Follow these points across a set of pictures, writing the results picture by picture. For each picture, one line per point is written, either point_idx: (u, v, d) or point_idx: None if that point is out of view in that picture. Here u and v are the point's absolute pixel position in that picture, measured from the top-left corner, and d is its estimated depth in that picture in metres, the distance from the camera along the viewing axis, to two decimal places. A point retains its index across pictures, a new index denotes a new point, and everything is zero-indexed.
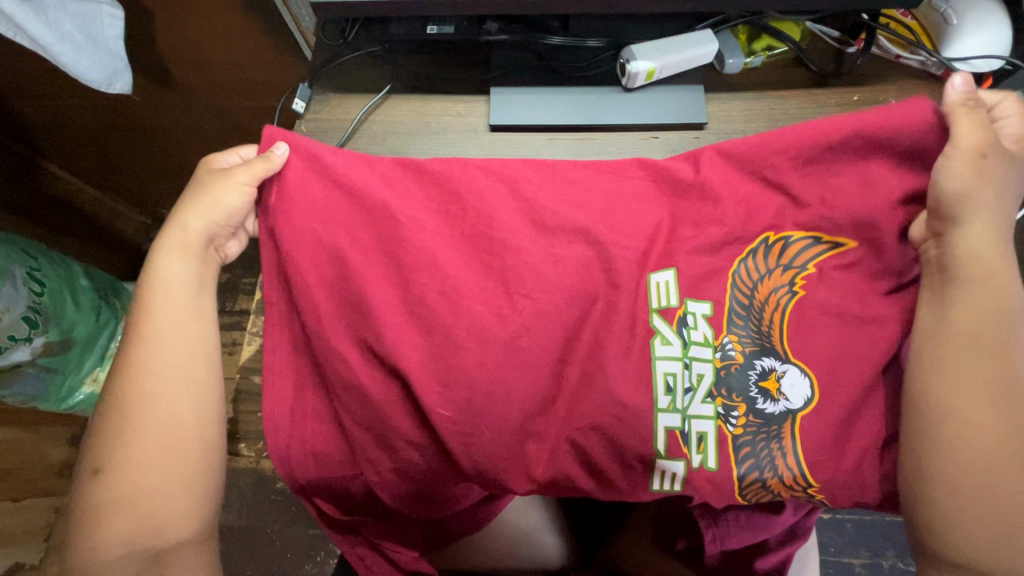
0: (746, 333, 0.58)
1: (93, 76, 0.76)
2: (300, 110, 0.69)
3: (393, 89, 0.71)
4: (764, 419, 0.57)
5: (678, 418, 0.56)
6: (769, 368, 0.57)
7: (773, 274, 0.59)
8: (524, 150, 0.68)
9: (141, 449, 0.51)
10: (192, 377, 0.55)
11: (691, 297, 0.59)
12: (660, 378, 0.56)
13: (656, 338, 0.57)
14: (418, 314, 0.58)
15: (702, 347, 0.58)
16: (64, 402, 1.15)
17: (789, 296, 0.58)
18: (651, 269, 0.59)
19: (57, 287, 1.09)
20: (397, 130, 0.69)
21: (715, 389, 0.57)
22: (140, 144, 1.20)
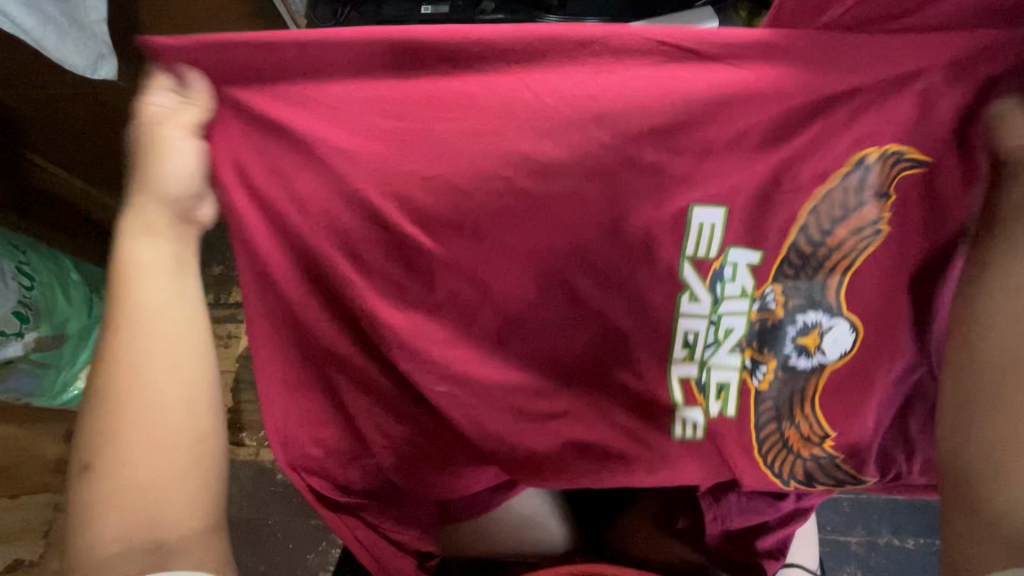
0: (794, 285, 0.55)
1: (77, 62, 0.74)
2: None
3: None
4: (789, 373, 0.58)
5: (692, 368, 0.58)
6: (813, 324, 0.56)
7: (839, 222, 0.52)
8: None
9: (131, 439, 0.45)
10: (178, 359, 0.48)
11: (737, 246, 0.54)
12: (681, 334, 0.57)
13: (684, 293, 0.56)
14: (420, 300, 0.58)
15: (739, 300, 0.56)
16: (58, 398, 1.14)
17: (863, 245, 0.53)
18: (697, 207, 0.52)
19: (46, 282, 1.07)
20: None
21: (747, 342, 0.57)
22: (128, 135, 1.17)
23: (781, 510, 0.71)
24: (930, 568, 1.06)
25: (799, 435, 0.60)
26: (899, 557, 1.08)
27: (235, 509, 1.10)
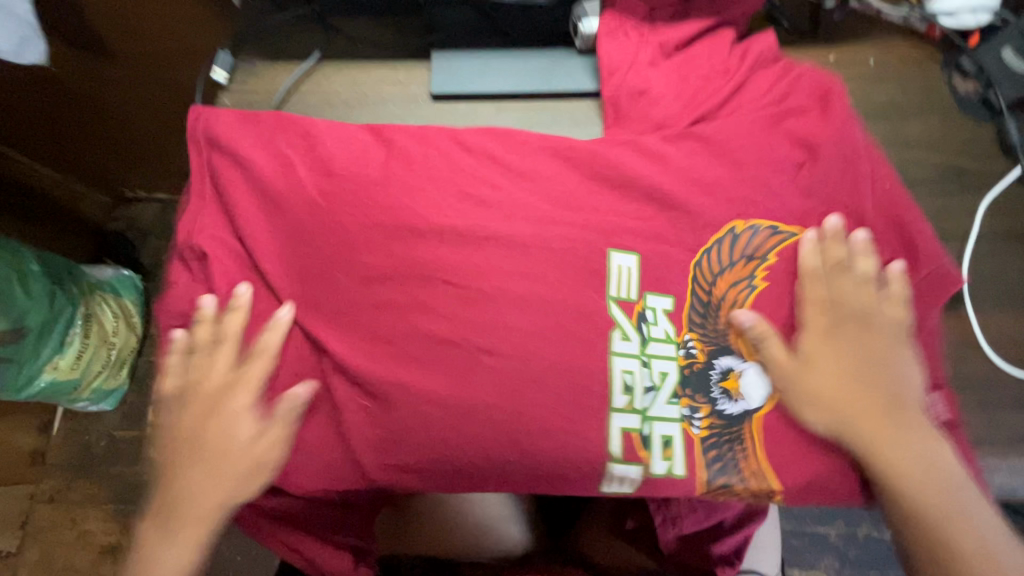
0: (705, 332, 0.54)
1: (1, 46, 0.68)
2: (221, 80, 0.61)
3: (322, 56, 0.63)
4: (727, 421, 0.53)
5: (634, 418, 0.51)
6: (730, 368, 0.53)
7: (737, 268, 0.54)
8: (474, 122, 0.61)
9: (180, 524, 0.50)
10: (254, 467, 0.50)
11: (653, 292, 0.54)
12: (617, 377, 0.51)
13: (615, 331, 0.52)
14: (356, 308, 0.53)
15: (663, 345, 0.53)
16: (22, 392, 1.12)
17: (749, 290, 0.54)
18: (614, 252, 0.54)
19: (3, 274, 1.02)
20: (331, 102, 0.62)
21: (681, 390, 0.53)
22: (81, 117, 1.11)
23: (732, 508, 0.70)
24: None
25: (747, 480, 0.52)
26: (877, 549, 1.07)
27: None
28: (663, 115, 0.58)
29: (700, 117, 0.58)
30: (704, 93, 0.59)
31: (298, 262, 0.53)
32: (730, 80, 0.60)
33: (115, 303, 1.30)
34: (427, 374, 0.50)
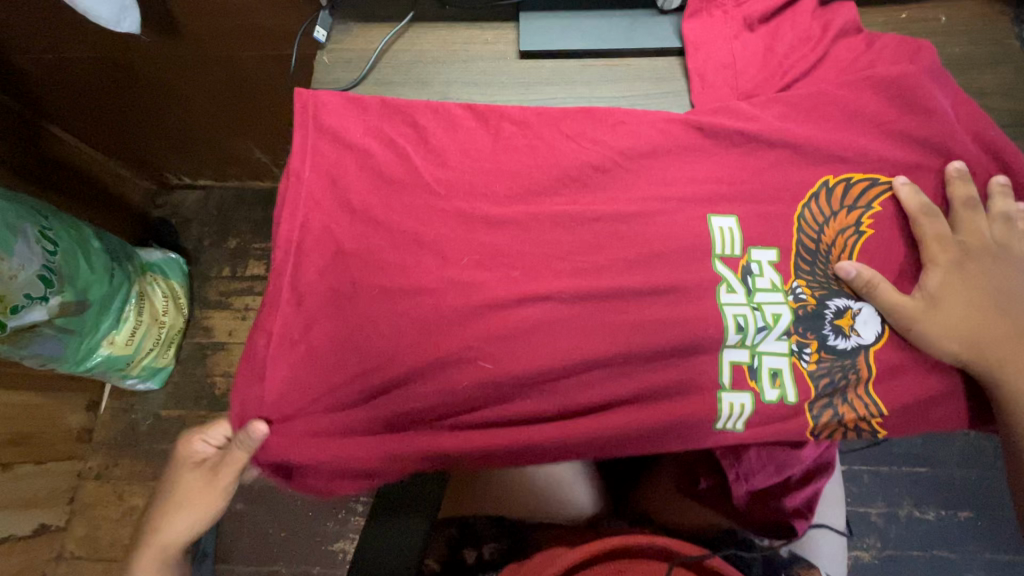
0: (814, 277, 0.54)
1: (102, 13, 0.72)
2: (321, 39, 0.65)
3: (414, 18, 0.66)
4: (835, 355, 0.54)
5: (745, 353, 0.53)
6: (845, 307, 0.54)
7: (839, 216, 0.55)
8: (559, 77, 0.64)
9: None
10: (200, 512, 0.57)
11: (757, 245, 0.55)
12: (729, 320, 0.53)
13: (722, 285, 0.54)
14: (459, 253, 0.55)
15: (771, 293, 0.54)
16: (82, 364, 1.15)
17: (856, 237, 0.55)
18: (714, 216, 0.55)
19: (69, 248, 1.06)
20: (423, 59, 0.65)
21: (794, 328, 0.54)
22: (142, 101, 1.15)
23: (804, 463, 0.67)
24: (954, 539, 1.06)
25: (853, 414, 0.54)
26: (920, 528, 1.07)
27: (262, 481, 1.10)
28: (742, 68, 0.60)
29: (779, 70, 0.60)
30: (783, 47, 0.61)
31: (402, 211, 0.56)
32: (810, 33, 0.61)
33: (165, 283, 1.33)
34: (530, 317, 0.53)
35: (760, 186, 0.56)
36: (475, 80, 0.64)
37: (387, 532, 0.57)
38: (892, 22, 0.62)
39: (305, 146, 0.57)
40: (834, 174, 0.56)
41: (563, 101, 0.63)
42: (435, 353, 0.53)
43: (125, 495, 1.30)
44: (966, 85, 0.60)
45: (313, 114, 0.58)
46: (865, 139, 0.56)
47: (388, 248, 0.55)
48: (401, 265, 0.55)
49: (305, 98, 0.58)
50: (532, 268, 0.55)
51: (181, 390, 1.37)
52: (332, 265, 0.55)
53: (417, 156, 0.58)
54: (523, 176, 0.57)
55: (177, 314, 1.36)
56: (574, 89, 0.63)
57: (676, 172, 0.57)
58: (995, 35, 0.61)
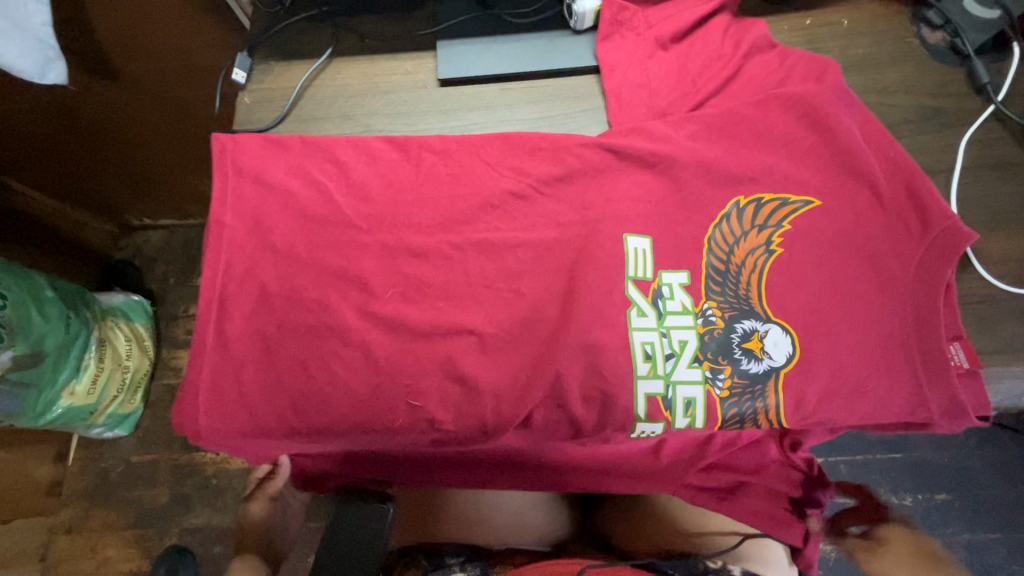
0: (724, 297, 0.54)
1: (24, 66, 0.65)
2: (241, 80, 0.65)
3: (334, 53, 0.67)
4: (747, 379, 0.53)
5: (659, 383, 0.52)
6: (751, 330, 0.53)
7: (749, 237, 0.56)
8: (478, 102, 0.65)
9: None
10: None
11: (667, 268, 0.55)
12: (638, 348, 0.53)
13: (632, 309, 0.54)
14: (386, 288, 0.55)
15: (681, 316, 0.54)
16: (42, 418, 1.12)
17: (766, 257, 0.55)
18: (629, 236, 0.55)
19: (20, 300, 1.04)
20: (344, 94, 0.66)
21: (703, 354, 0.53)
22: (92, 146, 1.15)
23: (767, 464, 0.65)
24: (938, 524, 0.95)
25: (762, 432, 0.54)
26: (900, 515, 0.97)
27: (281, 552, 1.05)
28: (656, 83, 0.61)
29: (690, 82, 0.61)
30: (692, 59, 0.62)
31: (325, 249, 0.56)
32: (722, 47, 0.62)
33: (127, 327, 1.31)
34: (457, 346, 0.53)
35: (676, 199, 0.57)
36: (397, 111, 0.65)
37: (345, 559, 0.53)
38: (799, 31, 0.64)
39: (225, 191, 0.57)
40: (744, 195, 0.57)
41: (485, 125, 0.64)
42: (363, 388, 0.53)
43: (97, 548, 1.26)
44: (871, 84, 0.62)
45: (232, 159, 0.58)
46: (776, 146, 0.58)
47: (311, 285, 0.55)
48: (323, 301, 0.55)
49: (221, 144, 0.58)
50: (456, 294, 0.55)
51: (150, 434, 1.35)
52: (257, 308, 0.55)
53: (337, 194, 0.58)
54: (445, 203, 0.58)
55: (142, 356, 1.34)
56: (495, 113, 0.64)
57: (595, 189, 0.58)
58: (895, 33, 0.63)
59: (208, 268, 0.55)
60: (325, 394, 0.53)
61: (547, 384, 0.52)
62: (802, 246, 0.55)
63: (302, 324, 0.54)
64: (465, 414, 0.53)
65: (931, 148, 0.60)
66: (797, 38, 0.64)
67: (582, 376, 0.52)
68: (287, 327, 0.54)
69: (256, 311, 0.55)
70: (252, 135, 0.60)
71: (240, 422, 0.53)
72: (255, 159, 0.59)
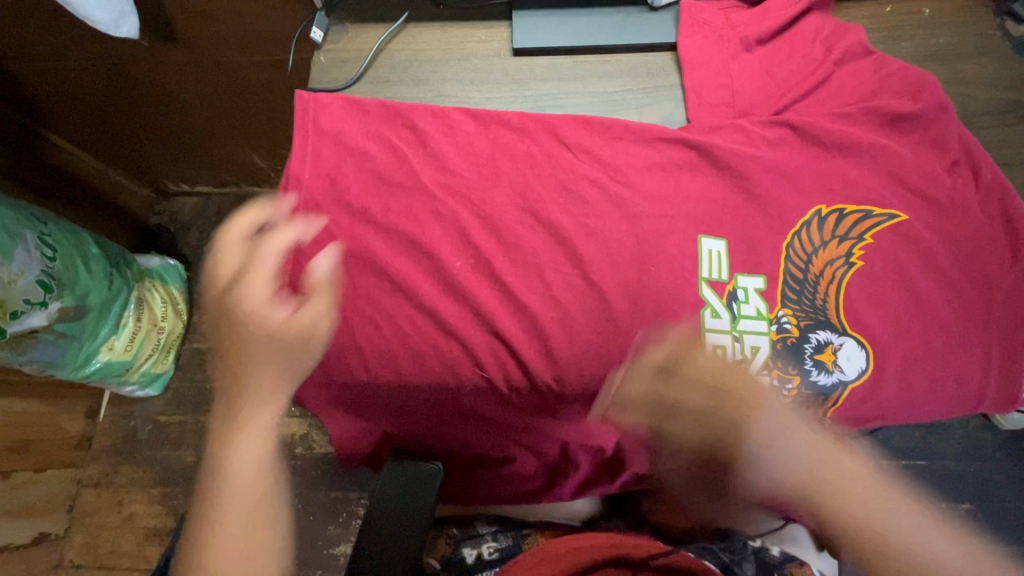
0: (801, 305, 0.53)
1: (102, 18, 0.72)
2: (317, 39, 0.66)
3: (410, 19, 0.68)
4: (812, 390, 0.53)
5: (725, 386, 0.53)
6: (825, 342, 0.53)
7: (829, 246, 0.54)
8: (551, 74, 0.65)
9: (229, 507, 0.48)
10: (262, 473, 0.49)
11: (744, 272, 0.54)
12: (709, 350, 0.53)
13: (705, 310, 0.53)
14: (458, 252, 0.56)
15: (755, 321, 0.53)
16: (81, 371, 1.14)
17: (845, 268, 0.54)
18: (705, 237, 0.54)
19: (68, 255, 1.06)
20: (419, 59, 0.66)
21: (774, 362, 0.53)
22: (143, 109, 1.17)
23: None
24: None
25: None
26: None
27: None
28: (732, 66, 0.62)
29: (769, 65, 0.61)
30: (769, 46, 0.62)
31: (401, 211, 0.57)
32: (802, 31, 0.62)
33: (163, 289, 1.34)
34: (526, 311, 0.54)
35: (756, 176, 0.56)
36: (470, 80, 0.65)
37: (388, 521, 0.53)
38: (881, 19, 0.63)
39: (304, 149, 0.58)
40: (826, 204, 0.56)
41: (559, 98, 0.64)
42: (433, 348, 0.54)
43: (123, 503, 1.29)
44: (950, 76, 0.62)
45: (311, 116, 0.59)
46: (855, 133, 0.58)
47: (385, 243, 0.56)
48: (398, 261, 0.55)
49: (301, 101, 0.60)
50: (529, 261, 0.55)
51: (180, 396, 1.37)
52: None
53: (411, 158, 0.58)
54: (520, 172, 0.58)
55: (176, 319, 1.36)
56: (567, 86, 0.65)
57: (668, 166, 0.58)
58: (979, 26, 0.63)
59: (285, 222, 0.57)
60: (397, 350, 0.54)
61: (615, 355, 0.53)
62: None
63: (377, 282, 0.55)
64: (532, 378, 0.54)
65: (1007, 146, 0.60)
66: (878, 26, 0.63)
67: (653, 349, 0.52)
68: (360, 284, 0.55)
69: None
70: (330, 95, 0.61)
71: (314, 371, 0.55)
72: (333, 118, 0.60)
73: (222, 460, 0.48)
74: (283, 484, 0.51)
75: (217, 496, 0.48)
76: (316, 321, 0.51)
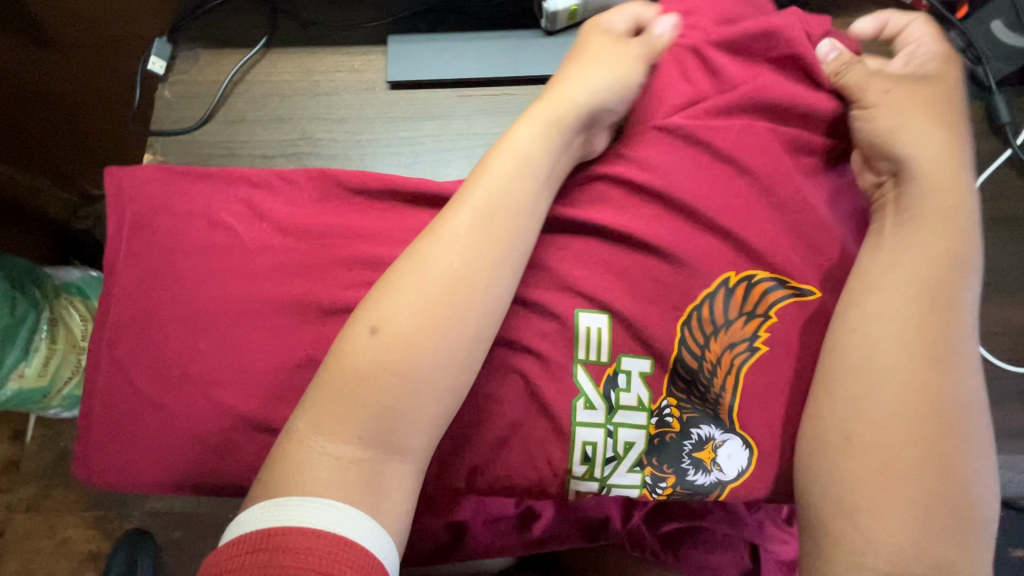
0: (684, 395, 0.47)
1: None
2: (159, 71, 0.57)
3: (269, 42, 0.58)
4: (690, 490, 0.47)
5: (593, 485, 0.47)
6: (707, 437, 0.46)
7: (730, 326, 0.47)
8: (431, 108, 0.57)
9: (389, 317, 0.40)
10: (455, 283, 0.41)
11: (629, 353, 0.48)
12: (578, 447, 0.46)
13: (578, 399, 0.46)
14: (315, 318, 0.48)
15: (633, 412, 0.47)
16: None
17: (747, 355, 0.46)
18: (581, 313, 0.48)
19: None
20: (280, 91, 0.58)
21: (647, 458, 0.47)
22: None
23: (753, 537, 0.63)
24: None
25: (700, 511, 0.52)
26: None
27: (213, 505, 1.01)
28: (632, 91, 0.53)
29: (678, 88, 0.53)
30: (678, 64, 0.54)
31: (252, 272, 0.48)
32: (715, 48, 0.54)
33: None
34: None
35: (665, 232, 0.49)
36: (337, 116, 0.57)
37: None
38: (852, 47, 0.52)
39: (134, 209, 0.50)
40: (736, 271, 0.47)
41: (439, 139, 0.57)
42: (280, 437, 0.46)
43: None
44: None
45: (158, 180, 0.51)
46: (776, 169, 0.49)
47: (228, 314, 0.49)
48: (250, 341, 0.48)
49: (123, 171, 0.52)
50: None
51: None
52: (150, 339, 0.47)
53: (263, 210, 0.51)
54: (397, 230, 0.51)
55: None
56: (451, 125, 0.57)
57: (558, 216, 0.50)
58: None
59: (119, 297, 0.48)
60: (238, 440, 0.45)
61: (497, 444, 0.47)
62: (907, 112, 0.45)
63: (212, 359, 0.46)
64: None
65: None
66: None
67: (541, 436, 0.47)
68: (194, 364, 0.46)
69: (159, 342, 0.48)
70: (144, 167, 0.52)
71: (152, 474, 0.46)
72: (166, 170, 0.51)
73: (414, 259, 0.42)
74: (522, 243, 0.44)
75: (452, 285, 0.41)
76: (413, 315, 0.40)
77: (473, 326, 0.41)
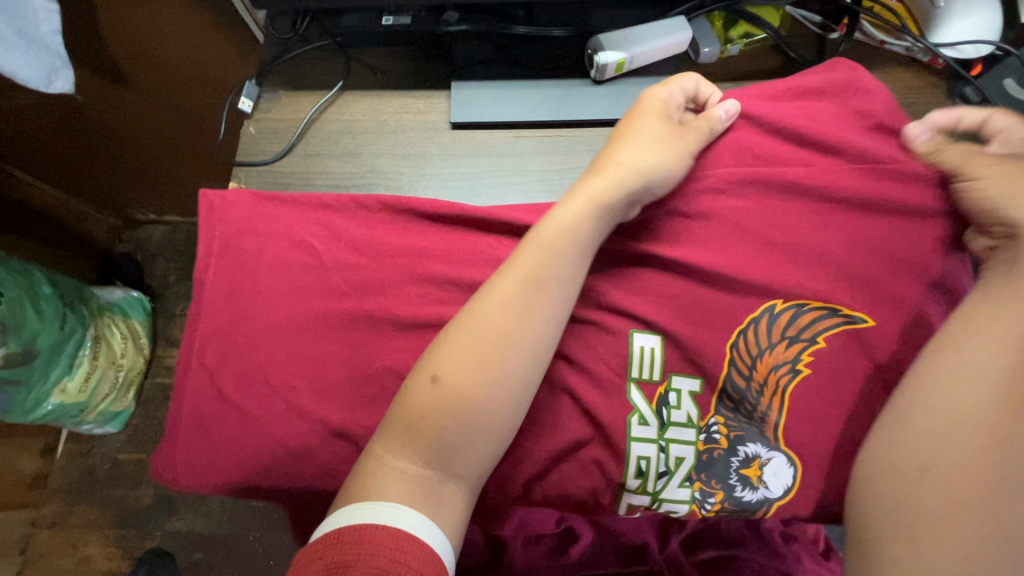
0: (734, 415, 0.50)
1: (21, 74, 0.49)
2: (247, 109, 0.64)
3: (344, 86, 0.65)
4: (737, 507, 0.50)
5: (645, 499, 0.50)
6: (753, 455, 0.49)
7: (777, 350, 0.50)
8: (489, 147, 0.63)
9: (449, 361, 0.43)
10: (502, 333, 0.43)
11: (679, 372, 0.51)
12: (633, 461, 0.49)
13: (633, 415, 0.49)
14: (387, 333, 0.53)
15: (683, 429, 0.50)
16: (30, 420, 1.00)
17: (790, 376, 0.49)
18: (634, 333, 0.51)
19: None
20: (352, 129, 0.64)
21: (696, 474, 0.50)
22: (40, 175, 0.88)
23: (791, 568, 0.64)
24: None
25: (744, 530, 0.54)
26: None
27: (236, 526, 1.02)
28: None
29: None
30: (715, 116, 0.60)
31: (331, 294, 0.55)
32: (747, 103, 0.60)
33: None
34: None
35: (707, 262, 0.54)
36: (405, 154, 0.63)
37: None
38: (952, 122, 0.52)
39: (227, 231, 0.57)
40: (783, 300, 0.51)
41: (496, 174, 0.62)
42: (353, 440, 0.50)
43: None
44: None
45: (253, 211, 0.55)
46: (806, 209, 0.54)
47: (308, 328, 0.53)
48: (330, 353, 0.53)
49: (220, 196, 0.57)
50: None
51: None
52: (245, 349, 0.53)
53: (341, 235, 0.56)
54: (463, 256, 0.56)
55: None
56: (506, 162, 0.62)
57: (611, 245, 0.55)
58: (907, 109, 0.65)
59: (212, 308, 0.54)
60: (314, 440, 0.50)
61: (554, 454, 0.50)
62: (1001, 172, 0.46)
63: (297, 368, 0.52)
64: None
65: None
66: None
67: (594, 445, 0.50)
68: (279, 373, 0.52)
69: (247, 351, 0.53)
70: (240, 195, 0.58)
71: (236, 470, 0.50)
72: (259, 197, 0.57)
73: (465, 321, 0.45)
74: (561, 298, 0.46)
75: (498, 342, 0.43)
76: (497, 334, 0.43)
77: (518, 371, 0.43)
